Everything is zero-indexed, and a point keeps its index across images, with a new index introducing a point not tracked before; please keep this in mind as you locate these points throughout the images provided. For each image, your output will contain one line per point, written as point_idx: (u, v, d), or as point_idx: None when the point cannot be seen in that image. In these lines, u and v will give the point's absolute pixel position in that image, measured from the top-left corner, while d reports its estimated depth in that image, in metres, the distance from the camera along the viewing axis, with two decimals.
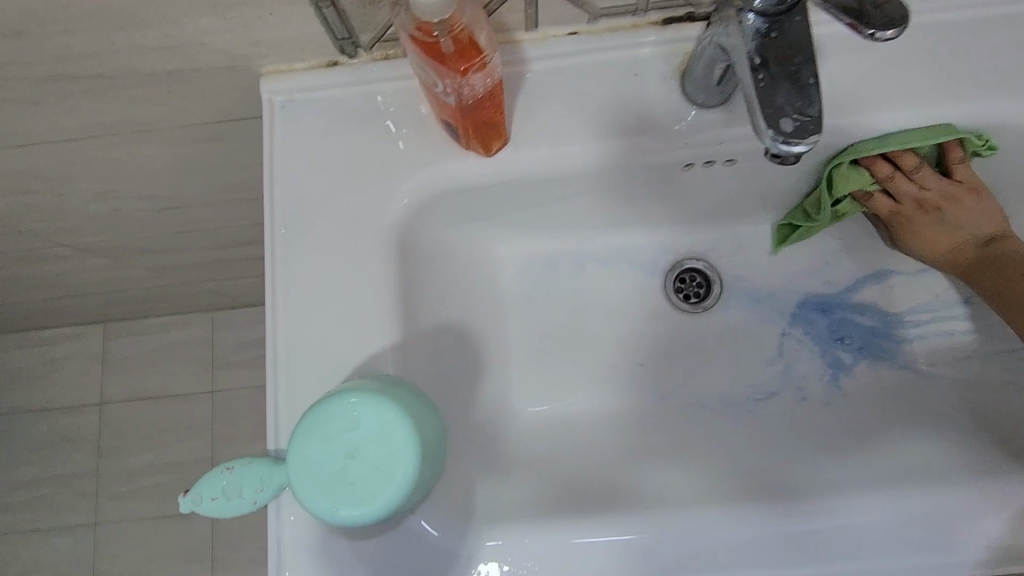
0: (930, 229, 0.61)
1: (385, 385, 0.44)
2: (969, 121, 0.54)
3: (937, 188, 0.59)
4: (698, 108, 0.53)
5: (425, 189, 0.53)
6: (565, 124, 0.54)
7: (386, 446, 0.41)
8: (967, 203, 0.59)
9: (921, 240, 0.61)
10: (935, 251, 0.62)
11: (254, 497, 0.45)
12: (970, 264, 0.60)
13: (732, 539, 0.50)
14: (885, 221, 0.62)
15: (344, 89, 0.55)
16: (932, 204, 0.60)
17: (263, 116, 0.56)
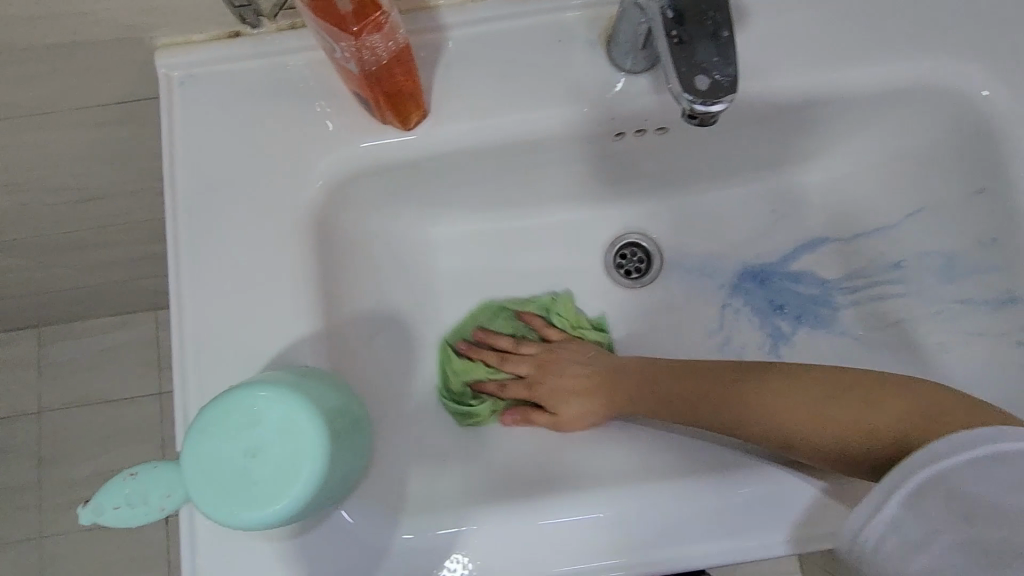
0: (566, 376, 0.59)
1: (294, 377, 0.42)
2: (893, 82, 0.53)
3: (536, 351, 0.61)
4: (626, 75, 0.51)
5: (343, 166, 0.51)
6: (487, 94, 0.51)
7: (291, 443, 0.39)
8: (616, 359, 0.59)
9: (571, 394, 0.57)
10: (589, 404, 0.57)
11: (161, 504, 0.40)
12: (626, 390, 0.56)
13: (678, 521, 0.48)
14: (532, 397, 0.59)
15: (248, 63, 0.52)
16: (564, 362, 0.60)
17: (160, 96, 0.52)
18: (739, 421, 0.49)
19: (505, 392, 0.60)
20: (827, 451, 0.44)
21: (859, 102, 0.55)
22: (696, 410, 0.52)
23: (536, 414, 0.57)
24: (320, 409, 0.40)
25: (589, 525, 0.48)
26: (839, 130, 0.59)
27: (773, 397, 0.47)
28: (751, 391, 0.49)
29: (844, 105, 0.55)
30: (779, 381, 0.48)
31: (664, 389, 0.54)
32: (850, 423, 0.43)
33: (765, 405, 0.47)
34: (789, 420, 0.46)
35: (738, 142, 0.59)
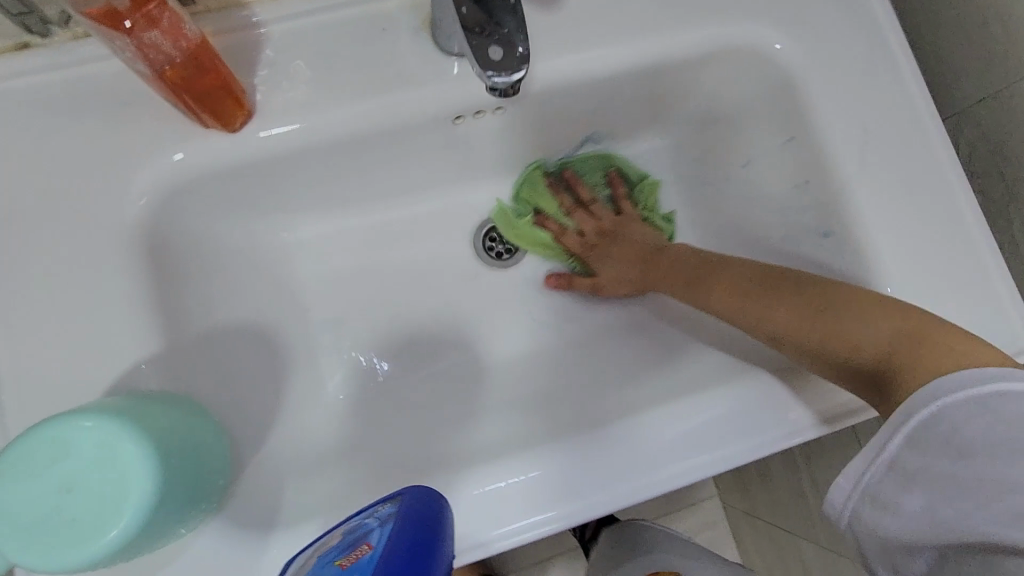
0: (622, 247, 0.70)
1: (114, 405, 0.40)
2: (915, 123, 0.60)
3: (608, 218, 0.72)
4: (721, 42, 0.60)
5: (409, 114, 0.56)
6: (592, 37, 0.58)
7: (114, 472, 0.38)
8: (666, 245, 0.67)
9: (616, 261, 0.69)
10: (622, 271, 0.69)
11: (188, 410, 0.46)
12: (694, 279, 0.62)
13: (685, 467, 0.53)
14: (585, 256, 0.71)
15: (307, 19, 0.54)
16: (631, 236, 0.70)
17: (222, 51, 0.53)
18: (744, 315, 0.56)
19: (563, 237, 0.72)
20: (791, 331, 0.53)
21: (894, 113, 0.60)
22: (699, 282, 0.61)
23: (579, 281, 0.70)
24: (145, 430, 0.39)
25: (607, 474, 0.53)
26: (884, 94, 0.60)
27: (774, 299, 0.54)
28: (720, 283, 0.59)
29: (876, 99, 0.60)
30: (767, 287, 0.56)
31: (727, 309, 0.58)
32: (869, 338, 0.48)
33: (777, 310, 0.54)
34: (788, 322, 0.53)
35: (793, 105, 0.61)
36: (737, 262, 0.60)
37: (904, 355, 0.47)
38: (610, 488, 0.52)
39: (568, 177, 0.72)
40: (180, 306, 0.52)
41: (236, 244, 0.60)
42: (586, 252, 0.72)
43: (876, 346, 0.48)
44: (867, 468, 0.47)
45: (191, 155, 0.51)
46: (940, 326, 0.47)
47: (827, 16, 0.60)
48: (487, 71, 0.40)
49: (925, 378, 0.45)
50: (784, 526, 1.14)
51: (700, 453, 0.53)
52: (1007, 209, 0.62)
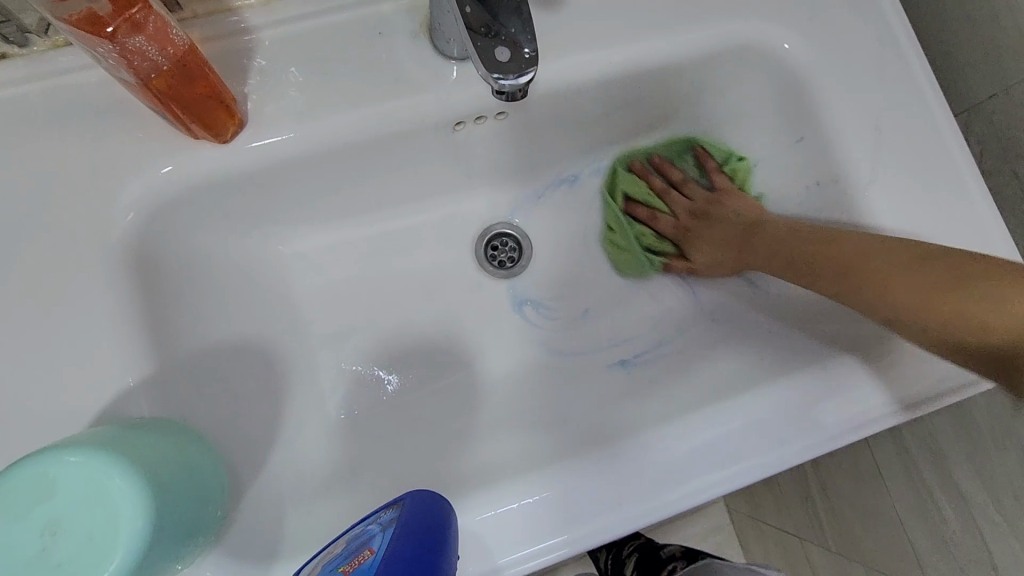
0: (718, 227, 0.66)
1: (99, 438, 0.37)
2: (927, 121, 0.58)
3: (701, 197, 0.69)
4: (728, 43, 0.58)
5: (409, 120, 0.54)
6: (595, 40, 0.56)
7: (103, 510, 0.35)
8: (733, 212, 0.65)
9: (709, 244, 0.66)
10: (715, 254, 0.65)
11: (177, 436, 0.43)
12: (785, 258, 0.58)
13: (699, 486, 0.51)
14: (677, 236, 0.69)
15: (300, 24, 0.52)
16: (721, 212, 0.66)
17: (212, 59, 0.51)
18: (846, 292, 0.53)
19: (655, 222, 0.70)
20: (910, 314, 0.49)
21: (907, 111, 0.58)
22: (811, 266, 0.56)
23: (675, 261, 0.68)
24: (135, 462, 0.36)
25: (620, 495, 0.50)
26: (896, 91, 0.58)
27: (892, 271, 0.51)
28: (822, 257, 0.55)
29: (887, 98, 0.58)
30: (873, 252, 0.52)
31: (829, 284, 0.54)
32: (971, 310, 0.47)
33: (899, 297, 0.50)
34: (903, 299, 0.50)
35: (802, 105, 0.59)
36: (802, 228, 0.59)
37: None
38: (624, 510, 0.50)
39: (654, 162, 0.71)
40: (170, 326, 0.50)
41: (229, 259, 0.58)
42: (682, 231, 0.69)
43: (1007, 325, 0.46)
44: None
45: (179, 169, 0.49)
46: None
47: (835, 13, 0.59)
48: (492, 74, 0.38)
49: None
50: (792, 531, 1.12)
51: (715, 473, 0.51)
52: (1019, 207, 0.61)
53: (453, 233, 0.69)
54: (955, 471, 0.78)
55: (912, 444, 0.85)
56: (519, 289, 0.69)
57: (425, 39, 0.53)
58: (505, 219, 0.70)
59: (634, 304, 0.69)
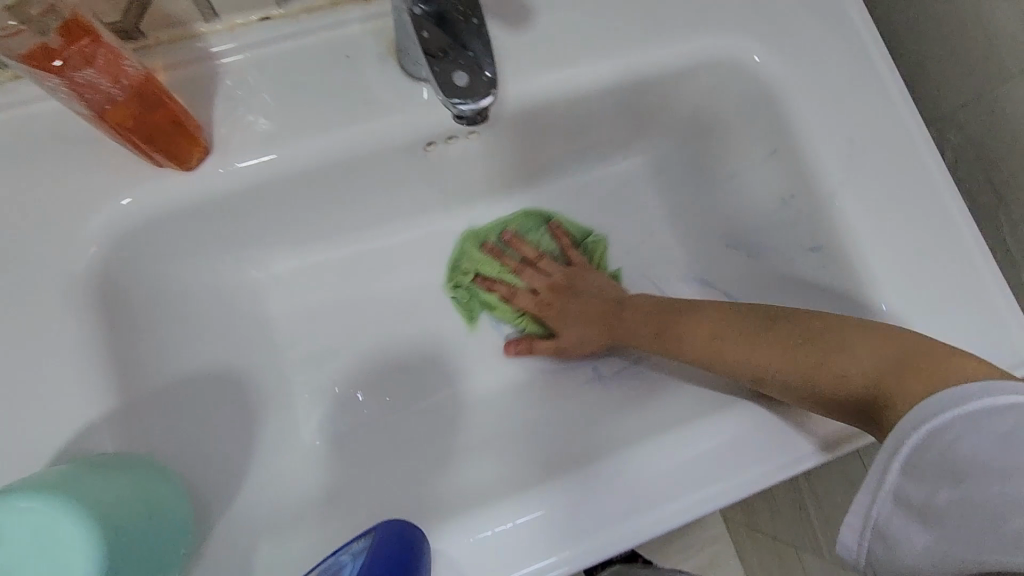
0: (581, 302, 0.65)
1: (54, 479, 0.37)
2: (899, 133, 0.58)
3: (558, 273, 0.67)
4: (696, 58, 0.58)
5: (378, 143, 0.54)
6: (562, 57, 0.56)
7: (52, 555, 0.36)
8: (601, 290, 0.66)
9: (576, 319, 0.64)
10: (581, 331, 0.64)
11: (143, 470, 0.43)
12: (662, 331, 0.59)
13: (682, 505, 0.50)
14: (540, 314, 0.66)
15: (266, 49, 0.51)
16: (581, 283, 0.66)
17: (177, 87, 0.50)
18: (731, 363, 0.53)
19: (512, 299, 0.67)
20: (797, 381, 0.49)
21: (878, 123, 0.58)
22: (683, 340, 0.57)
23: (538, 344, 0.65)
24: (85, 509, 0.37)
25: (603, 516, 0.49)
26: (867, 103, 0.58)
27: (765, 340, 0.51)
28: (683, 336, 0.57)
29: (859, 110, 0.58)
30: (744, 322, 0.54)
31: (717, 358, 0.54)
32: (842, 369, 0.47)
33: (749, 355, 0.52)
34: (777, 368, 0.50)
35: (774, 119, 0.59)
36: (703, 311, 0.57)
37: (886, 384, 0.44)
38: (606, 532, 0.49)
39: (506, 241, 0.69)
40: (135, 357, 0.49)
41: (200, 285, 0.57)
42: (540, 309, 0.67)
43: (866, 379, 0.45)
44: (874, 500, 0.43)
45: (142, 198, 0.48)
46: (928, 344, 0.44)
47: (805, 26, 0.59)
48: (452, 98, 0.38)
49: (912, 401, 0.42)
50: (787, 540, 1.10)
51: (695, 493, 0.50)
52: (997, 215, 0.61)
53: (430, 253, 0.69)
54: None
55: None
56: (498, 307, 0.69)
57: (393, 62, 0.53)
58: (482, 237, 0.70)
59: None
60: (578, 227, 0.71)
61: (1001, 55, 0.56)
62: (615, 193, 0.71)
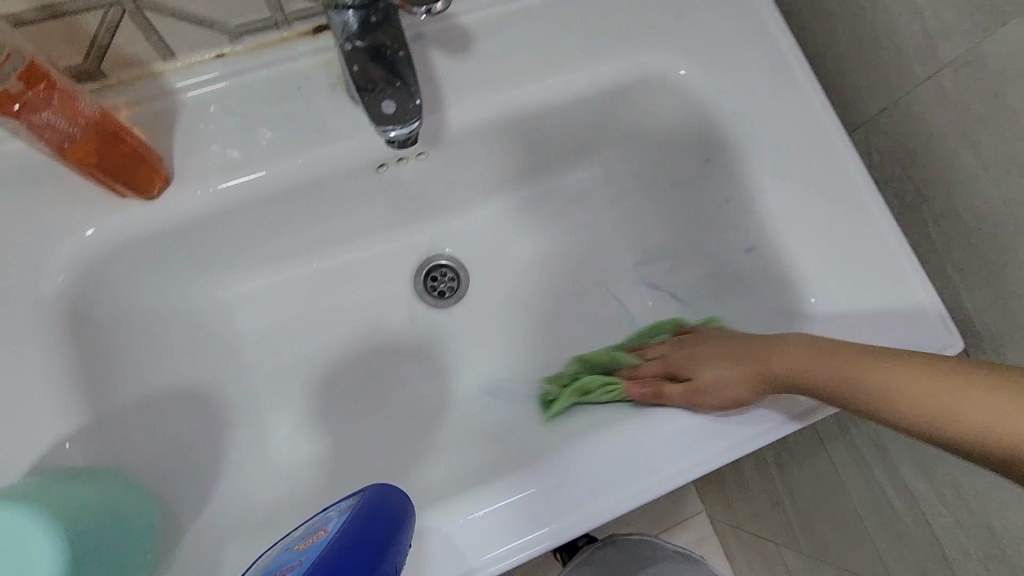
0: (710, 345, 0.58)
1: (30, 487, 0.41)
2: (820, 138, 0.62)
3: (669, 347, 0.62)
4: (629, 76, 0.62)
5: (331, 166, 0.57)
6: (501, 79, 0.60)
7: (20, 554, 0.38)
8: (715, 337, 0.59)
9: (716, 359, 0.56)
10: (744, 382, 0.54)
11: (110, 485, 0.47)
12: (786, 364, 0.52)
13: (633, 489, 0.53)
14: (665, 370, 0.59)
15: (220, 84, 0.55)
16: (712, 338, 0.59)
17: (138, 121, 0.54)
18: (860, 403, 0.50)
19: (636, 372, 0.61)
20: (936, 423, 0.46)
21: (801, 130, 0.62)
22: (806, 375, 0.51)
23: (667, 387, 0.56)
24: (60, 511, 0.40)
25: (558, 501, 0.52)
26: (790, 111, 0.63)
27: (905, 377, 0.48)
28: (824, 372, 0.50)
29: (782, 118, 0.62)
30: (877, 361, 0.49)
31: (838, 389, 0.50)
32: (990, 416, 0.43)
33: (928, 392, 0.46)
34: (914, 408, 0.47)
35: (705, 129, 0.63)
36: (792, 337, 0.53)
37: None
38: (562, 517, 0.52)
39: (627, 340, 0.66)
40: (104, 376, 0.51)
41: (169, 307, 0.60)
42: (661, 368, 0.60)
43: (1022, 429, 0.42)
44: None
45: (107, 226, 0.52)
46: None
47: (729, 42, 0.63)
48: (385, 127, 0.43)
49: None
50: (769, 537, 1.12)
51: (640, 482, 0.53)
52: (920, 211, 0.65)
53: (393, 269, 0.72)
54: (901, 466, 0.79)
55: (860, 440, 0.85)
56: (460, 317, 0.72)
57: (342, 90, 0.57)
58: (441, 251, 0.73)
59: (571, 324, 0.71)
60: (534, 239, 0.75)
61: (911, 63, 0.61)
62: (568, 205, 0.75)
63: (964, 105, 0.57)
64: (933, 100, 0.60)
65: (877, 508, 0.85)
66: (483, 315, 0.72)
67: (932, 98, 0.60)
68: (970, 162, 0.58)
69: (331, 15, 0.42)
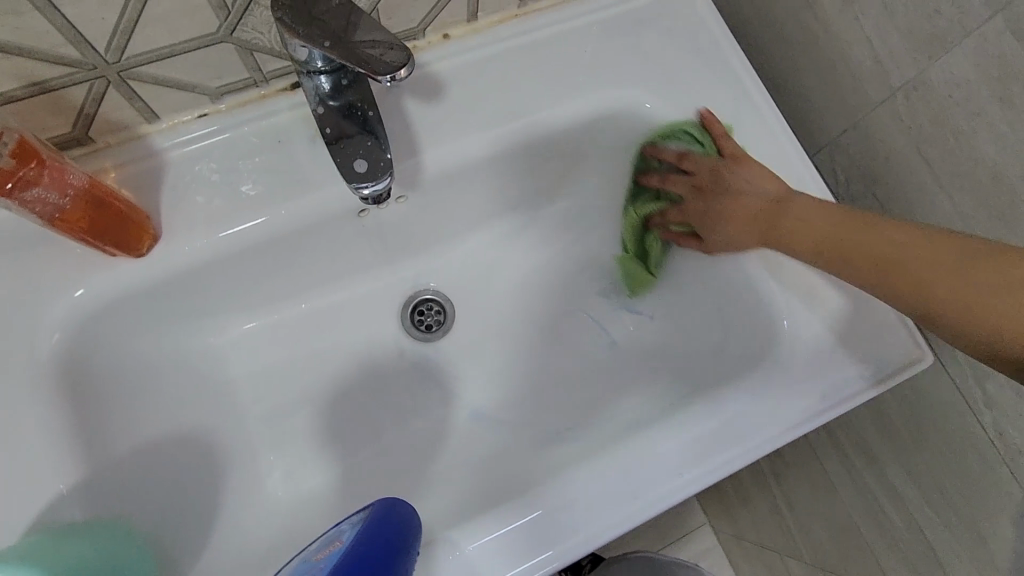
0: (720, 203, 0.61)
1: None
2: (783, 161, 0.65)
3: (702, 170, 0.62)
4: (597, 110, 0.65)
5: (314, 211, 0.59)
6: (476, 120, 0.62)
7: None
8: (727, 186, 0.61)
9: (720, 226, 0.61)
10: (729, 235, 0.61)
11: (106, 538, 0.48)
12: (774, 230, 0.57)
13: (625, 515, 0.54)
14: (683, 219, 0.64)
15: (204, 140, 0.57)
16: (732, 186, 0.60)
17: (125, 181, 0.56)
18: (843, 274, 0.53)
19: (661, 216, 0.66)
20: (908, 290, 0.48)
21: (765, 154, 0.65)
22: (802, 245, 0.56)
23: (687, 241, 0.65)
24: None
25: (552, 531, 0.53)
26: (754, 136, 0.65)
27: (892, 246, 0.50)
28: (815, 233, 0.55)
29: (745, 144, 0.65)
30: (869, 231, 0.52)
31: (825, 256, 0.54)
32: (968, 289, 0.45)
33: (917, 263, 0.48)
34: (896, 276, 0.49)
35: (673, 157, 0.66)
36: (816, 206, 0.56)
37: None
38: (557, 546, 0.53)
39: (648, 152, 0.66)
40: (98, 430, 0.53)
41: (162, 356, 0.62)
42: (687, 212, 0.63)
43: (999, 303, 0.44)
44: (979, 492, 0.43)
45: (99, 284, 0.54)
46: None
47: (691, 74, 0.66)
48: (356, 183, 0.46)
49: None
50: (771, 547, 1.13)
51: (628, 508, 0.54)
52: (886, 226, 0.67)
53: (381, 304, 0.74)
54: (890, 473, 0.80)
55: (850, 449, 0.86)
56: (448, 349, 0.74)
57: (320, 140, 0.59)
58: (425, 286, 0.75)
59: (556, 352, 0.73)
60: (517, 268, 0.77)
61: (865, 87, 0.63)
62: (546, 233, 0.77)
63: (917, 126, 0.60)
64: (889, 121, 0.62)
65: (873, 514, 0.85)
66: (471, 346, 0.74)
67: (888, 120, 0.62)
68: (928, 180, 0.61)
69: (303, 80, 0.47)
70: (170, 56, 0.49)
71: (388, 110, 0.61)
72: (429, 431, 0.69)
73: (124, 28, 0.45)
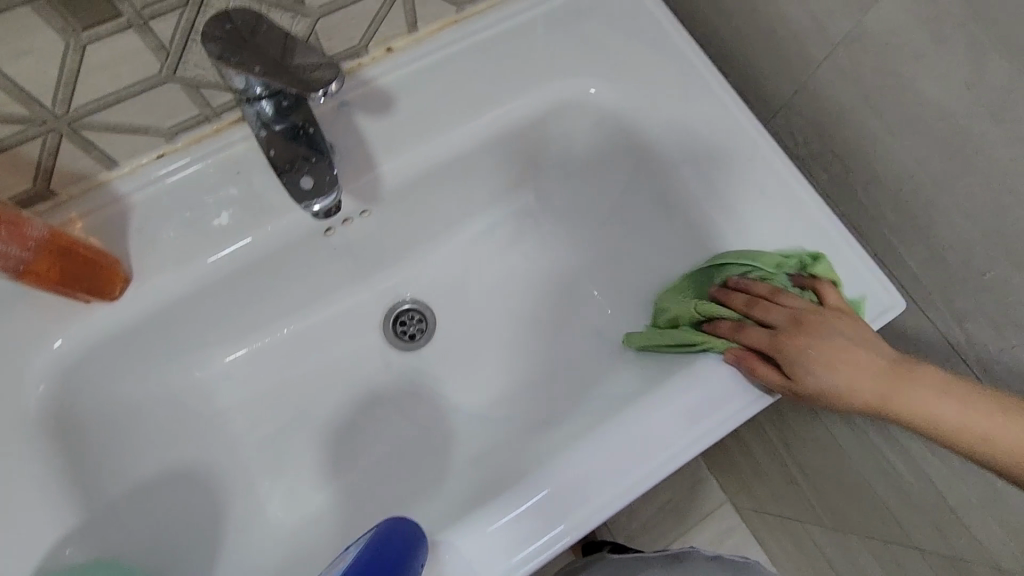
0: (827, 341, 0.53)
1: None
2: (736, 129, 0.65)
3: (800, 305, 0.55)
4: (546, 103, 0.66)
5: (279, 235, 0.60)
6: (427, 128, 0.63)
7: None
8: (830, 324, 0.53)
9: (822, 366, 0.52)
10: (830, 376, 0.52)
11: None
12: (849, 380, 0.52)
13: (618, 492, 0.54)
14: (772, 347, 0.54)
15: (164, 180, 0.58)
16: (832, 329, 0.53)
17: (91, 228, 0.57)
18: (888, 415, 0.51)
19: (739, 334, 0.56)
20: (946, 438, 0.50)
21: (717, 124, 0.65)
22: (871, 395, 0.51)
23: (763, 367, 0.54)
24: None
25: (548, 516, 0.53)
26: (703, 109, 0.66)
27: (927, 397, 0.50)
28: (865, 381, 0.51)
29: (696, 117, 0.65)
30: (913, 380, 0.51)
31: (877, 396, 0.51)
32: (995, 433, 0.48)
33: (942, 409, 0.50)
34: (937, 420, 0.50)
35: (626, 140, 0.67)
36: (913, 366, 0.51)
37: None
38: (554, 532, 0.53)
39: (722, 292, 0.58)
40: (90, 476, 0.54)
41: (149, 397, 0.63)
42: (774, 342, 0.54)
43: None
44: None
45: (76, 332, 0.55)
46: None
47: (634, 56, 0.67)
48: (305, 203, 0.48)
49: None
50: (792, 515, 1.13)
51: (621, 486, 0.55)
52: (847, 179, 0.67)
53: (362, 319, 0.75)
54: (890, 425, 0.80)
55: None
56: (433, 355, 0.75)
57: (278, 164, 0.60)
58: (404, 296, 0.76)
59: (540, 345, 0.74)
60: (492, 267, 0.78)
61: (806, 47, 0.64)
62: (516, 229, 0.78)
63: (860, 78, 0.60)
64: (833, 76, 0.63)
65: (881, 469, 0.85)
66: (456, 350, 0.75)
67: (832, 76, 0.63)
68: (879, 130, 0.61)
69: (245, 108, 0.49)
70: (117, 101, 0.51)
71: (341, 127, 0.62)
72: (423, 438, 0.70)
73: (67, 81, 0.47)
